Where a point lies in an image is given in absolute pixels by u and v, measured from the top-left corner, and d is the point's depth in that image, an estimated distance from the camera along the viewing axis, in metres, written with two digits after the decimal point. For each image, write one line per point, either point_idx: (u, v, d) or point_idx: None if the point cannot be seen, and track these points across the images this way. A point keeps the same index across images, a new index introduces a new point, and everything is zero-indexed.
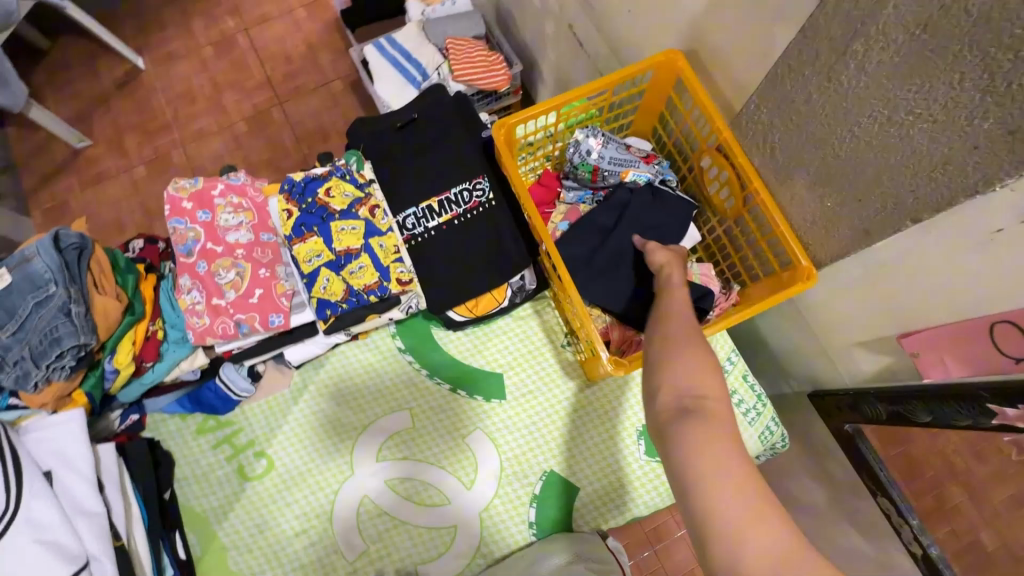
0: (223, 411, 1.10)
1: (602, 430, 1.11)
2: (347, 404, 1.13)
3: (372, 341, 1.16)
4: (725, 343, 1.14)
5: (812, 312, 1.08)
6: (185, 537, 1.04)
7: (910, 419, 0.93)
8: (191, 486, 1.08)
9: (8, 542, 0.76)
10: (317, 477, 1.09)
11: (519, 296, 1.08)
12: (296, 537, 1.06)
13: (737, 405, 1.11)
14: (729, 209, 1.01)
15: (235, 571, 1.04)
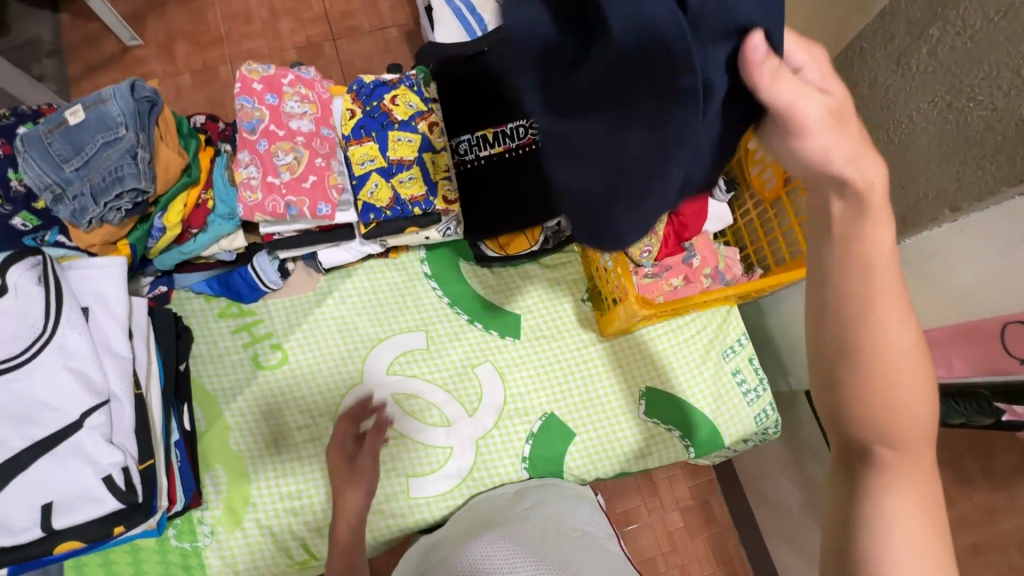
0: (248, 299, 1.13)
1: (607, 385, 1.14)
2: (368, 316, 1.16)
3: (401, 263, 1.19)
4: (737, 325, 1.17)
5: None
6: (192, 411, 1.08)
7: None
8: (206, 365, 1.11)
9: (41, 362, 0.81)
10: (328, 377, 1.12)
11: (551, 241, 1.12)
12: (298, 430, 1.09)
13: (738, 383, 1.15)
14: (768, 190, 1.05)
15: (234, 450, 1.07)
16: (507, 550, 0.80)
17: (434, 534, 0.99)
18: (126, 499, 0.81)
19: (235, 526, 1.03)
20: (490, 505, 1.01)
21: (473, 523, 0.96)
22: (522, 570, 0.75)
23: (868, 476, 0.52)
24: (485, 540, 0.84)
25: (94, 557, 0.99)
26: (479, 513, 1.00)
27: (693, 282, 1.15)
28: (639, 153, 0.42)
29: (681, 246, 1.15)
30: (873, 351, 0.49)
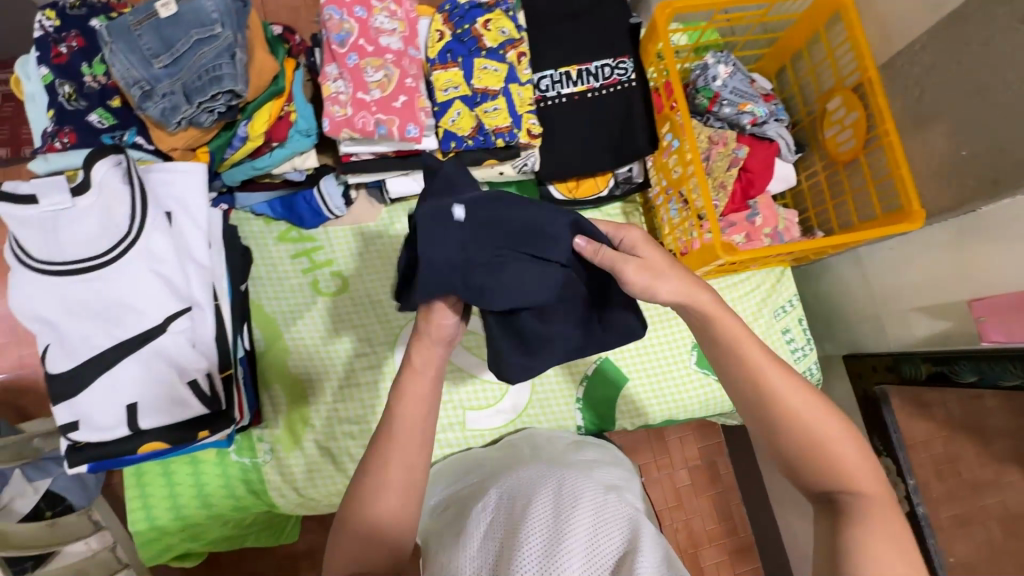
0: (310, 225, 1.11)
1: (661, 335, 1.16)
2: None
3: None
4: (789, 286, 1.21)
5: (879, 274, 1.17)
6: (252, 331, 1.07)
7: (951, 380, 1.01)
8: (266, 288, 1.10)
9: (126, 263, 0.79)
10: (389, 308, 1.13)
11: (622, 188, 1.11)
12: (356, 357, 1.10)
13: (787, 342, 1.18)
14: (843, 152, 1.05)
15: (293, 373, 1.08)
16: (559, 476, 0.81)
17: (463, 473, 0.99)
18: (211, 406, 0.82)
19: (295, 446, 1.05)
20: (516, 448, 1.01)
21: (505, 462, 0.96)
22: (584, 497, 0.76)
23: (842, 520, 0.58)
24: (533, 469, 0.85)
25: (154, 468, 1.00)
26: (510, 455, 0.99)
27: (756, 241, 1.15)
28: (529, 278, 0.64)
29: (746, 203, 1.17)
30: (787, 411, 0.63)
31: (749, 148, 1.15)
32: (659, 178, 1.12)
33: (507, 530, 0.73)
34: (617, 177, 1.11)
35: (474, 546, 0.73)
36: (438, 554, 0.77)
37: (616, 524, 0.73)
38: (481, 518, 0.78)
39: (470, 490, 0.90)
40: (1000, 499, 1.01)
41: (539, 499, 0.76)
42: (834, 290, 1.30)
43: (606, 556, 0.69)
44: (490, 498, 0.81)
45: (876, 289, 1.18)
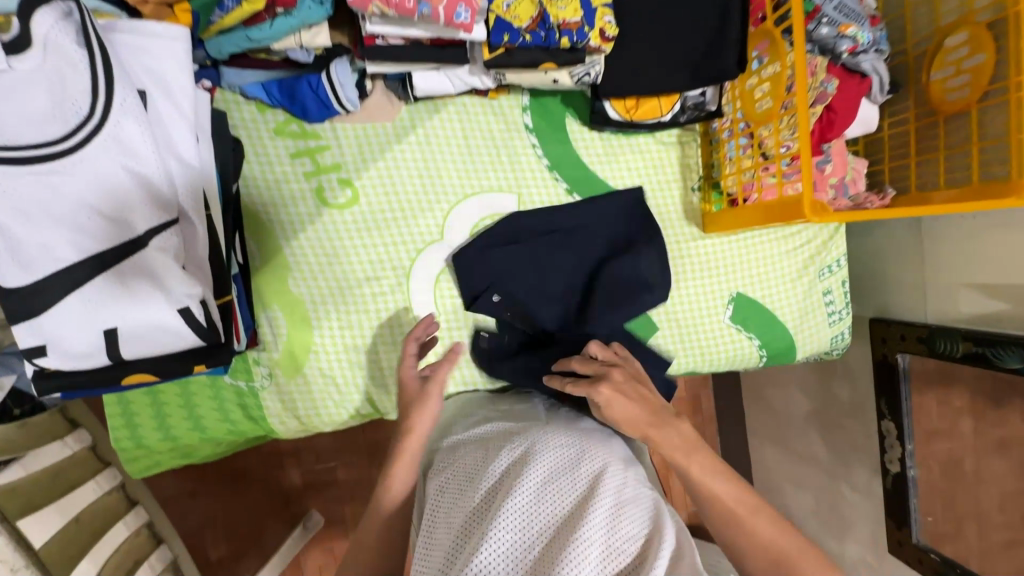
0: (314, 119, 0.92)
1: (698, 284, 1.07)
2: (456, 164, 0.99)
3: (499, 107, 1.00)
4: (840, 245, 1.11)
5: (937, 242, 1.09)
6: (245, 243, 0.93)
7: (991, 363, 0.98)
8: (261, 191, 0.94)
9: (91, 155, 0.61)
10: (405, 228, 0.99)
11: (688, 115, 0.96)
12: (367, 282, 0.98)
13: (825, 304, 1.12)
14: (950, 102, 0.91)
15: (294, 294, 0.95)
16: (582, 448, 0.74)
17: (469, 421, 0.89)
18: (207, 338, 0.70)
19: (296, 372, 0.95)
20: (532, 407, 0.92)
21: (516, 417, 0.87)
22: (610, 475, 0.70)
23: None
24: (552, 432, 0.77)
25: (139, 397, 0.91)
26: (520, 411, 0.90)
27: (821, 191, 1.03)
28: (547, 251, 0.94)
29: (820, 148, 1.02)
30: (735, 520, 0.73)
31: (838, 82, 0.98)
32: (735, 107, 0.95)
33: (522, 501, 0.66)
34: (685, 101, 0.95)
35: (482, 513, 0.67)
36: (441, 517, 0.71)
37: (633, 505, 0.68)
38: (490, 482, 0.70)
39: (477, 440, 0.81)
40: (949, 447, 1.14)
41: (555, 478, 0.69)
42: (878, 251, 1.23)
43: (627, 540, 0.64)
44: (500, 458, 0.73)
45: (930, 258, 1.11)
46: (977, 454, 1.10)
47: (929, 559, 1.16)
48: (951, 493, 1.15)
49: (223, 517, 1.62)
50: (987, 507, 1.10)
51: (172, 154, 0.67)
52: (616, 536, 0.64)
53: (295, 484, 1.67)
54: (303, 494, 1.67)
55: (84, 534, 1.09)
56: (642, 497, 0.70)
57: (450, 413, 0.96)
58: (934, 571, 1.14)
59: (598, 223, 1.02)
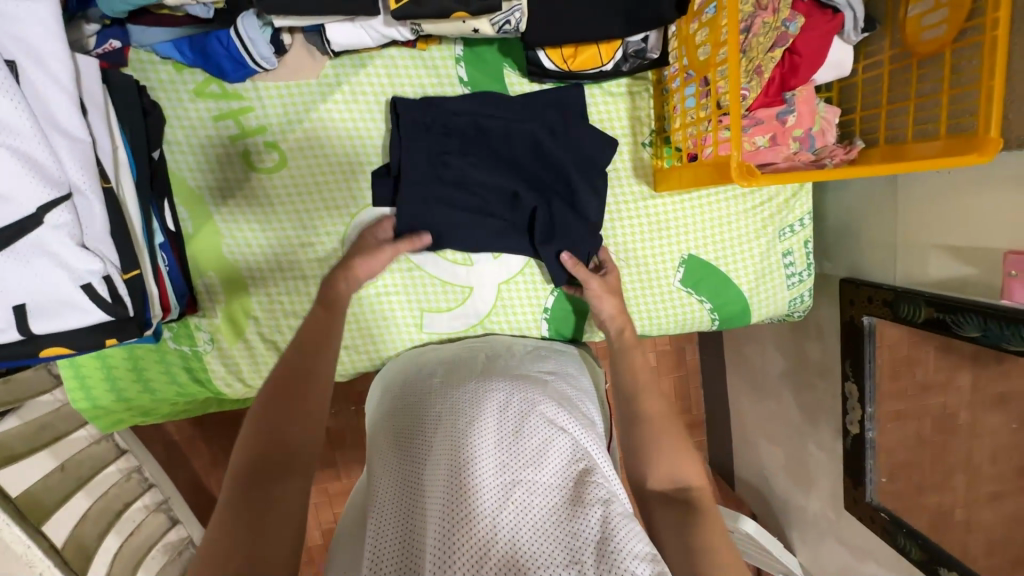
0: (232, 79, 0.88)
1: (648, 248, 1.03)
2: (388, 124, 0.95)
3: (430, 60, 0.94)
4: (804, 203, 1.04)
5: (911, 200, 1.02)
6: (174, 209, 0.92)
7: (948, 329, 0.93)
8: (186, 157, 0.92)
9: None
10: (336, 192, 0.96)
11: (629, 64, 0.88)
12: (303, 248, 0.97)
13: (785, 266, 1.06)
14: (925, 42, 0.81)
15: (229, 261, 0.96)
16: (513, 392, 0.74)
17: (408, 380, 0.86)
18: (116, 311, 0.71)
19: (238, 337, 0.98)
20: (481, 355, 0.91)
21: (452, 371, 0.85)
22: (538, 412, 0.71)
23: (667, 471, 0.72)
24: (486, 381, 0.77)
25: (90, 361, 0.95)
26: (453, 366, 0.87)
27: (780, 145, 0.95)
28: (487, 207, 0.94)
29: (781, 97, 0.93)
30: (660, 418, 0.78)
31: (805, 20, 0.88)
32: (680, 53, 0.87)
33: (451, 446, 0.65)
34: (627, 49, 0.87)
35: (415, 466, 0.66)
36: (378, 471, 0.68)
37: (563, 441, 0.68)
38: (423, 435, 0.69)
39: (412, 397, 0.79)
40: (943, 400, 1.04)
41: (487, 419, 0.69)
42: (855, 207, 1.16)
43: (557, 474, 0.64)
44: (433, 412, 0.73)
45: (902, 217, 1.04)
46: (973, 408, 0.99)
47: (879, 517, 1.16)
48: (945, 446, 1.06)
49: (219, 460, 1.73)
50: (979, 460, 1.00)
51: (56, 128, 0.66)
52: (543, 471, 0.64)
53: None
54: None
55: (70, 479, 1.18)
56: (575, 435, 0.70)
57: (397, 365, 0.94)
58: (884, 528, 1.15)
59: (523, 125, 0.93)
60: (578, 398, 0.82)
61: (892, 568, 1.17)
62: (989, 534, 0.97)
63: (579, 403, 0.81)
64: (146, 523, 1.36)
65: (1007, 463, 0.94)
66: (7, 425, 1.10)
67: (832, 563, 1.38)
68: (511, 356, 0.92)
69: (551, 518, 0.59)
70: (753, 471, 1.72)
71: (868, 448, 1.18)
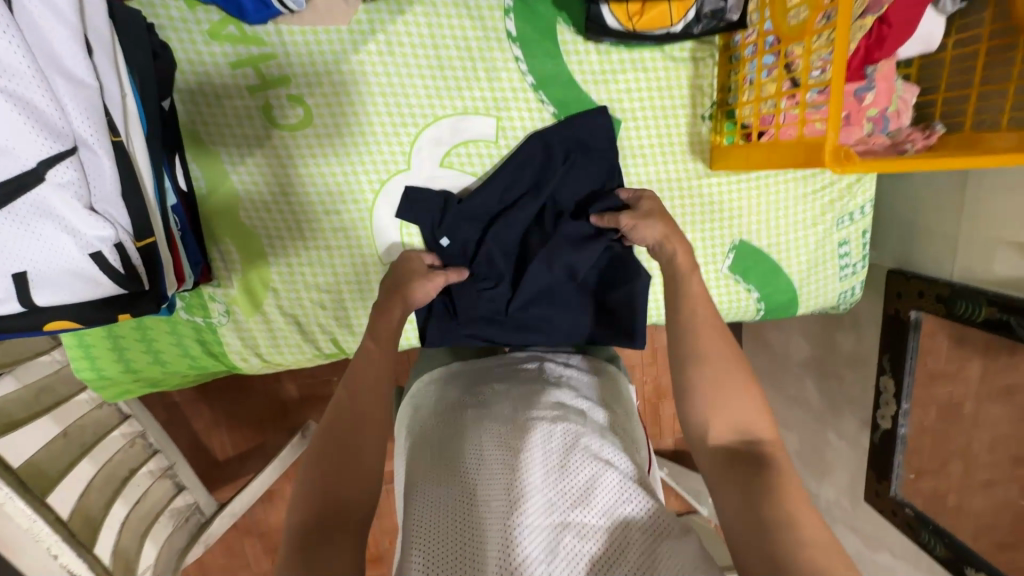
0: (253, 20, 0.77)
1: (698, 229, 0.96)
2: (425, 81, 0.85)
3: (475, 9, 0.84)
4: (867, 189, 0.97)
5: (981, 192, 0.96)
6: (186, 167, 0.83)
7: (1009, 332, 0.89)
8: (200, 107, 0.82)
9: None
10: (365, 155, 0.87)
11: (701, 25, 0.78)
12: (326, 217, 0.89)
13: (838, 256, 1.00)
14: None
15: (247, 227, 0.88)
16: (552, 417, 0.67)
17: (435, 391, 0.78)
18: (130, 284, 0.64)
19: (255, 310, 0.91)
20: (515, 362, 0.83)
21: (485, 385, 0.77)
22: (582, 445, 0.63)
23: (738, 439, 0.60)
24: (522, 405, 0.69)
25: (96, 330, 0.88)
26: (485, 377, 0.78)
27: (854, 126, 0.87)
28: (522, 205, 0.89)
29: (863, 71, 0.84)
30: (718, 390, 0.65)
31: None
32: (762, 17, 0.77)
33: (490, 492, 0.58)
34: (701, 7, 0.77)
35: (450, 507, 0.59)
36: (410, 508, 0.62)
37: (614, 474, 0.60)
38: (457, 469, 0.62)
39: (442, 415, 0.72)
40: (950, 390, 1.07)
41: (526, 455, 0.61)
42: (914, 195, 1.09)
43: (609, 517, 0.57)
44: (467, 440, 0.66)
45: (970, 208, 0.98)
46: (979, 398, 1.02)
47: (903, 512, 1.15)
48: (946, 434, 1.09)
49: (223, 425, 1.69)
50: (977, 448, 1.03)
51: (58, 72, 0.57)
52: (594, 514, 0.57)
53: (292, 397, 1.70)
54: (301, 407, 1.71)
55: (73, 447, 1.13)
56: (626, 467, 0.63)
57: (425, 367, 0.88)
58: (907, 524, 1.14)
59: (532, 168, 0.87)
60: (625, 417, 0.75)
61: (909, 561, 1.17)
62: (975, 517, 1.03)
63: (623, 423, 0.73)
64: (151, 489, 1.32)
65: (1004, 452, 0.98)
66: (6, 389, 1.04)
67: (842, 550, 1.39)
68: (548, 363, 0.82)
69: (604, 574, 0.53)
70: None
71: (898, 444, 1.15)
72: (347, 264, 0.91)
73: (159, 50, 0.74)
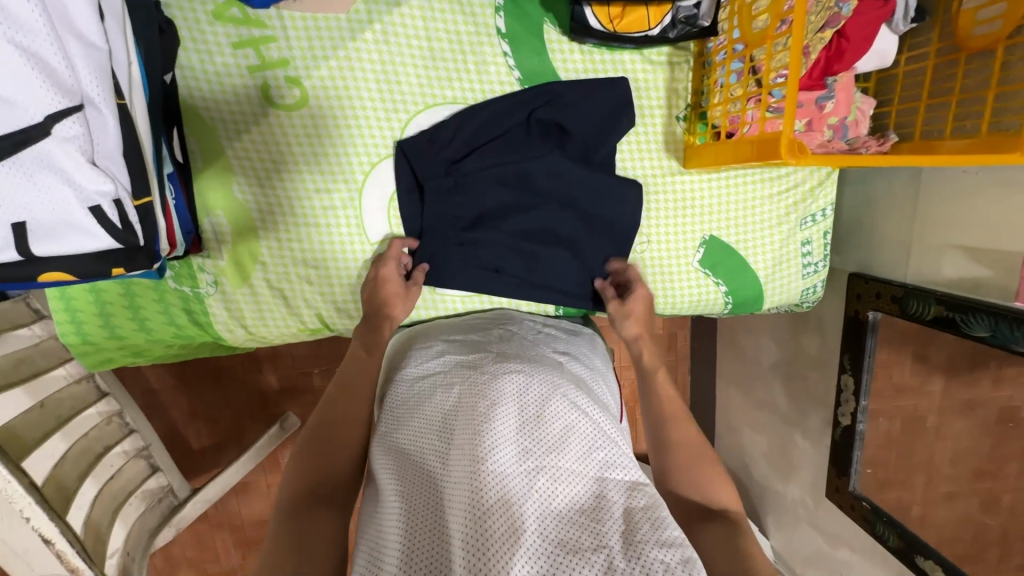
0: (256, 5, 0.81)
1: (670, 222, 1.01)
2: (418, 70, 0.90)
3: (468, 6, 0.89)
4: (829, 193, 1.04)
5: (931, 201, 1.03)
6: (183, 139, 0.86)
7: (957, 328, 0.95)
8: (199, 83, 0.86)
9: None
10: (360, 139, 0.92)
11: (676, 31, 0.85)
12: (317, 195, 0.92)
13: (802, 255, 1.06)
14: (976, 37, 0.80)
15: (240, 201, 0.91)
16: (531, 372, 0.71)
17: (418, 350, 0.83)
18: (125, 239, 0.67)
19: (242, 282, 0.94)
20: (495, 330, 0.87)
21: (463, 347, 0.82)
22: (558, 398, 0.68)
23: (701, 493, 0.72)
24: (503, 363, 0.73)
25: (82, 294, 0.89)
26: (466, 341, 0.84)
27: (815, 131, 0.94)
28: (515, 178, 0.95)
29: (823, 81, 0.92)
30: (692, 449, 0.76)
31: (857, 2, 0.86)
32: (732, 24, 0.84)
33: (471, 433, 0.62)
34: (677, 14, 0.84)
35: (436, 453, 0.63)
36: (397, 457, 0.65)
37: (586, 426, 0.66)
38: (441, 419, 0.66)
39: (426, 376, 0.76)
40: (914, 403, 1.12)
41: (506, 404, 0.65)
42: (873, 204, 1.17)
43: (581, 461, 0.62)
44: (451, 393, 0.70)
45: (922, 215, 1.05)
46: (941, 413, 1.07)
47: (860, 506, 1.20)
48: (910, 447, 1.14)
49: (200, 411, 1.69)
50: (939, 461, 1.09)
51: (71, 32, 0.61)
52: (568, 456, 0.62)
53: (272, 387, 1.70)
54: (280, 397, 1.72)
55: (49, 419, 1.12)
56: (597, 420, 0.68)
57: (414, 332, 0.93)
58: (863, 517, 1.19)
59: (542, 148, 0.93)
60: (591, 376, 0.81)
61: (865, 554, 1.22)
62: (926, 517, 1.10)
63: (594, 385, 0.79)
64: (125, 469, 1.31)
65: (966, 466, 1.04)
66: None
67: (805, 548, 1.43)
68: (521, 333, 0.87)
69: (575, 508, 0.58)
70: (734, 458, 1.76)
71: (857, 440, 1.21)
72: (335, 239, 0.94)
73: (163, 25, 0.78)
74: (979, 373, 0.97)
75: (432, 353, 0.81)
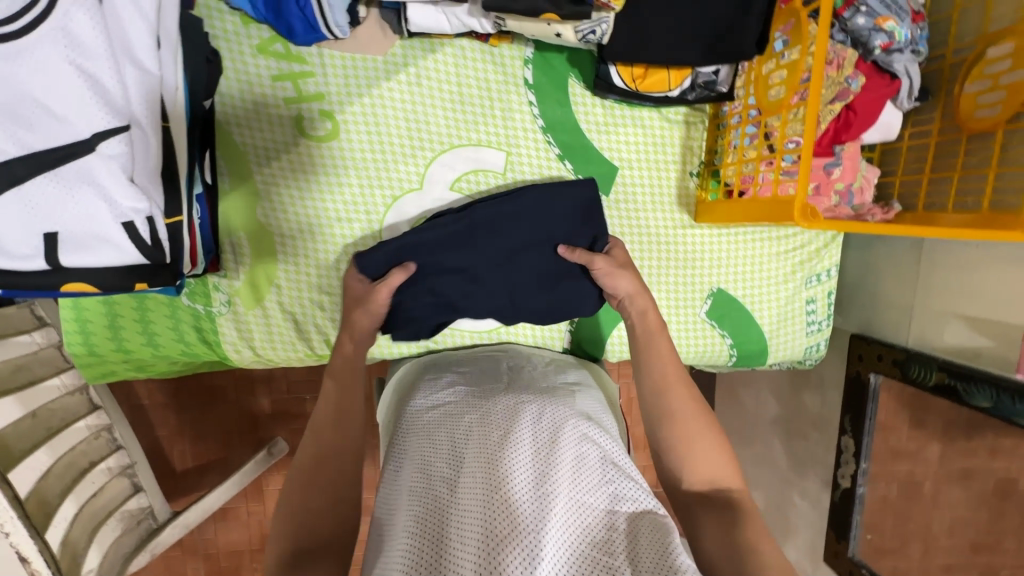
0: (299, 42, 0.86)
1: (681, 273, 1.04)
2: (447, 111, 0.94)
3: (498, 57, 0.94)
4: (834, 254, 1.07)
5: (932, 270, 1.06)
6: (214, 162, 0.89)
7: (959, 397, 0.96)
8: (237, 111, 0.89)
9: None
10: (385, 171, 0.94)
11: (695, 93, 0.90)
12: (337, 223, 0.94)
13: (806, 312, 1.08)
14: (977, 119, 0.85)
15: (261, 224, 0.93)
16: (541, 404, 0.72)
17: (427, 381, 0.84)
18: (153, 254, 0.67)
19: (256, 303, 0.94)
20: (494, 366, 0.88)
21: (475, 378, 0.83)
22: (568, 427, 0.69)
23: None
24: (515, 395, 0.74)
25: (95, 307, 0.90)
26: (476, 372, 0.85)
27: (823, 196, 0.98)
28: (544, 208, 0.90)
29: (831, 149, 0.96)
30: None
31: (865, 80, 0.91)
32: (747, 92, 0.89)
33: (484, 463, 0.63)
34: (696, 78, 0.89)
35: (448, 481, 0.63)
36: (410, 485, 0.65)
37: (595, 458, 0.66)
38: (453, 447, 0.67)
39: (437, 403, 0.77)
40: (911, 468, 1.12)
41: (518, 434, 0.66)
42: (873, 268, 1.21)
43: (592, 494, 0.62)
44: (463, 422, 0.70)
45: (922, 282, 1.08)
46: (937, 479, 1.07)
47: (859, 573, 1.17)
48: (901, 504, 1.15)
49: (188, 433, 1.65)
50: (936, 529, 1.08)
51: (128, 55, 0.63)
52: (579, 487, 0.62)
53: (265, 411, 1.67)
54: (271, 421, 1.68)
55: (39, 429, 1.10)
56: (606, 452, 0.68)
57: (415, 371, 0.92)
58: None
59: (515, 242, 0.91)
60: (601, 408, 0.81)
61: None
62: None
63: (604, 418, 0.78)
64: (108, 487, 1.26)
65: (962, 536, 1.03)
66: None
67: None
68: (529, 366, 0.90)
69: (586, 541, 0.58)
70: None
71: (857, 503, 1.20)
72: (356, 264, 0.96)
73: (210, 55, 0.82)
74: (976, 441, 0.99)
75: (444, 382, 0.82)
